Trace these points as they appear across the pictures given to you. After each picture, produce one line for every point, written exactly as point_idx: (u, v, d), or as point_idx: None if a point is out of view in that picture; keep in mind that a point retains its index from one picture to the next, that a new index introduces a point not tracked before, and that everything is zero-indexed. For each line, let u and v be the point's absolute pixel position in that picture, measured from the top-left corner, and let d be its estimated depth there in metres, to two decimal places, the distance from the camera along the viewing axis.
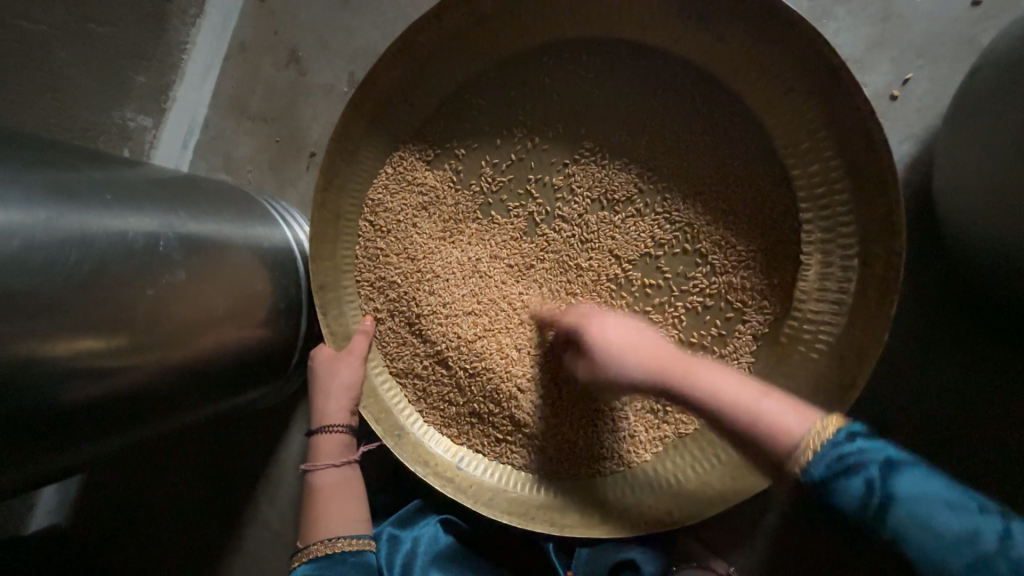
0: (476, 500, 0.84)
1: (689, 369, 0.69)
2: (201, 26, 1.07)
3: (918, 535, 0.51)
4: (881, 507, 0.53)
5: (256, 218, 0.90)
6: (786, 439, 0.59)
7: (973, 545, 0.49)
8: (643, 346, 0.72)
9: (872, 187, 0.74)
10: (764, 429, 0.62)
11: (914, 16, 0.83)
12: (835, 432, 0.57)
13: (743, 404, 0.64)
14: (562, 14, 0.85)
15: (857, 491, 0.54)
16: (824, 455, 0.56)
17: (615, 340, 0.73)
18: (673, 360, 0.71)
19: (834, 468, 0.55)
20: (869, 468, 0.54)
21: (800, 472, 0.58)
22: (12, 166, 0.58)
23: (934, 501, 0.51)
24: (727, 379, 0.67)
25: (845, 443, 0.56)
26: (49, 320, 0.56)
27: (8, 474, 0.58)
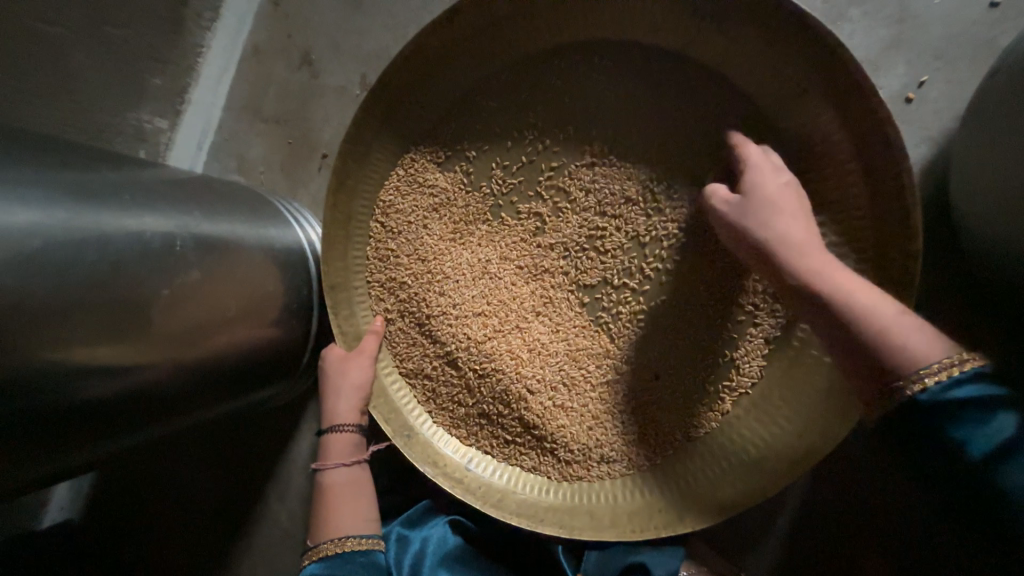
0: (484, 502, 0.84)
1: (823, 261, 0.68)
2: (216, 29, 1.10)
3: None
4: (1002, 451, 0.51)
5: (269, 219, 0.91)
6: (900, 356, 0.57)
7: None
8: (792, 223, 0.71)
9: (887, 190, 0.73)
10: (878, 335, 0.60)
11: (930, 18, 0.82)
12: (973, 371, 0.54)
13: (870, 306, 0.62)
14: (574, 17, 0.85)
15: (981, 431, 0.52)
16: (953, 385, 0.54)
17: (758, 203, 0.73)
18: (809, 247, 0.69)
19: (960, 404, 0.53)
20: (997, 415, 0.53)
21: (918, 390, 0.55)
22: (33, 167, 0.59)
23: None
24: (868, 290, 0.63)
25: (983, 383, 0.54)
26: (67, 319, 0.57)
27: (25, 470, 0.59)
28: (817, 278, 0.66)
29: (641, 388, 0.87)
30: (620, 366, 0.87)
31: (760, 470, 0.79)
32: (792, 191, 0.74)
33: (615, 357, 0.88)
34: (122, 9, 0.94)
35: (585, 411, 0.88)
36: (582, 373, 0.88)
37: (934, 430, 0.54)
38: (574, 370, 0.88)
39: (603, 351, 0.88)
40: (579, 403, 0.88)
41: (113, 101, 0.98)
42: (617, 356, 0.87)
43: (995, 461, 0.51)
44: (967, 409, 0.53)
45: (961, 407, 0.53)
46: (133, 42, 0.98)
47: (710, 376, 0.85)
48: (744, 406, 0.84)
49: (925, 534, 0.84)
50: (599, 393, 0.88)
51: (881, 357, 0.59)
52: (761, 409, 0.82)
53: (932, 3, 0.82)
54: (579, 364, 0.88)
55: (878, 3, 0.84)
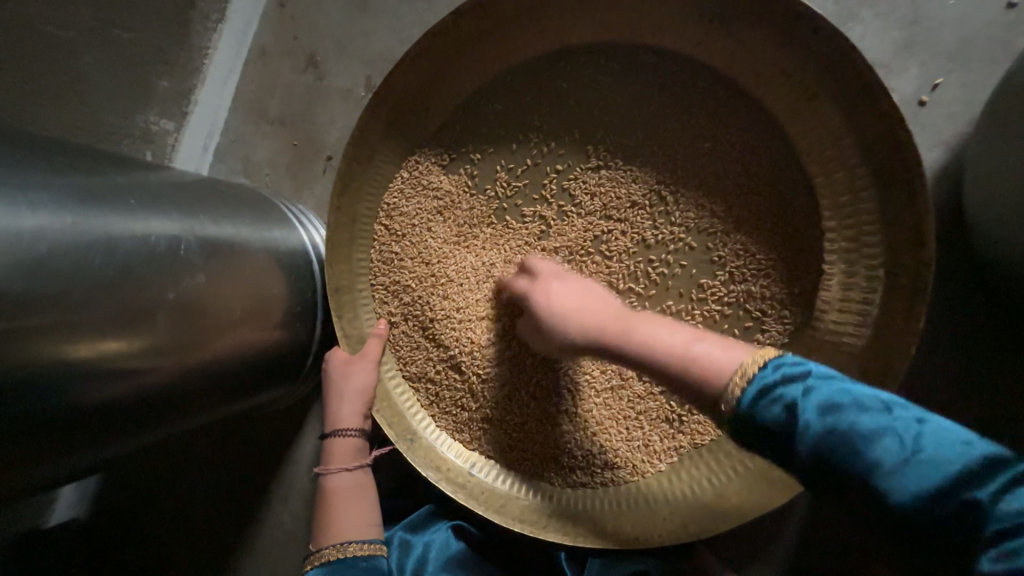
0: (487, 508, 0.84)
1: (630, 322, 0.70)
2: (222, 31, 1.08)
3: (847, 456, 0.46)
4: (814, 430, 0.48)
5: (274, 222, 0.91)
6: (712, 377, 0.57)
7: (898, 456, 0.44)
8: (591, 308, 0.74)
9: (900, 195, 0.72)
10: (689, 366, 0.60)
11: (945, 19, 0.81)
12: (759, 365, 0.55)
13: (671, 349, 0.63)
14: (580, 19, 0.84)
15: (781, 415, 0.51)
16: (753, 388, 0.53)
17: (561, 304, 0.75)
18: (616, 320, 0.71)
19: (768, 398, 0.52)
20: (795, 390, 0.51)
21: (733, 404, 0.54)
22: (41, 171, 0.59)
23: (895, 418, 0.47)
24: (663, 331, 0.66)
25: (766, 372, 0.54)
26: (74, 323, 0.57)
27: (33, 472, 0.59)
28: (626, 340, 0.68)
29: (646, 395, 0.86)
30: (625, 372, 0.87)
31: (767, 480, 0.77)
32: (586, 287, 0.79)
33: (620, 362, 0.87)
34: (131, 11, 0.98)
35: (589, 418, 0.87)
36: (586, 378, 0.88)
37: (761, 437, 0.52)
38: (579, 376, 0.88)
39: (608, 357, 0.87)
40: (583, 409, 0.87)
41: (120, 103, 0.99)
42: (622, 362, 0.87)
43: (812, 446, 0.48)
44: (750, 397, 0.53)
45: (754, 402, 0.53)
46: (140, 43, 1.00)
47: None
48: None
49: None
50: (603, 400, 0.87)
51: (693, 381, 0.59)
52: None
53: (946, 4, 0.81)
54: (584, 370, 0.88)
55: (892, 4, 0.82)
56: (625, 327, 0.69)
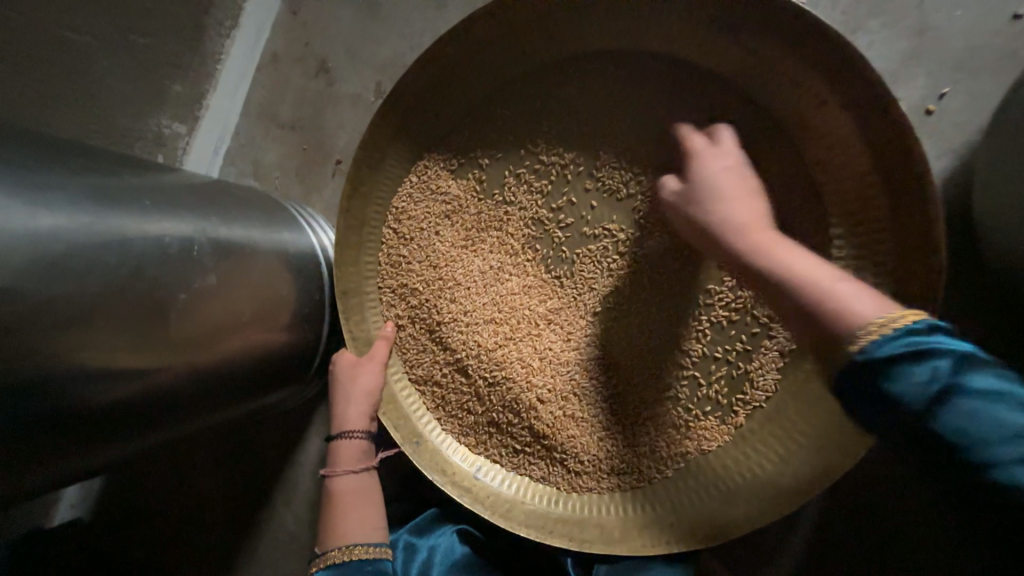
0: (492, 512, 0.84)
1: (770, 238, 0.66)
2: (236, 37, 1.11)
3: (966, 431, 0.47)
4: (932, 400, 0.48)
5: (284, 224, 0.92)
6: (846, 317, 0.55)
7: (1018, 439, 0.46)
8: (745, 209, 0.70)
9: (910, 202, 0.72)
10: (826, 301, 0.57)
11: (951, 30, 0.81)
12: (911, 321, 0.52)
13: (814, 278, 0.59)
14: (591, 27, 0.85)
15: (927, 378, 0.49)
16: (894, 340, 0.51)
17: (720, 187, 0.72)
18: (763, 230, 0.68)
19: (913, 356, 0.50)
20: (941, 365, 0.49)
21: (858, 349, 0.53)
22: (58, 172, 0.60)
23: (1017, 401, 0.47)
24: (805, 259, 0.62)
25: (920, 334, 0.51)
26: (87, 322, 0.58)
27: (41, 471, 0.59)
28: (761, 255, 0.65)
29: (653, 400, 0.86)
30: (632, 377, 0.87)
31: (775, 487, 0.77)
32: (740, 174, 0.74)
33: (627, 367, 0.87)
34: (148, 18, 0.99)
35: (596, 422, 0.87)
36: (593, 383, 0.88)
37: (870, 387, 0.52)
38: (586, 381, 0.88)
39: (615, 362, 0.88)
40: (589, 414, 0.87)
41: (133, 107, 1.00)
42: (629, 368, 0.87)
43: (930, 410, 0.48)
44: (904, 353, 0.50)
45: (900, 358, 0.50)
46: (155, 49, 1.01)
47: (722, 389, 0.84)
48: (758, 420, 0.82)
49: (945, 556, 0.82)
50: (610, 405, 0.87)
51: (827, 317, 0.56)
52: (777, 423, 0.81)
53: (953, 15, 0.81)
54: (591, 374, 0.88)
55: (899, 14, 0.83)
56: (765, 240, 0.66)
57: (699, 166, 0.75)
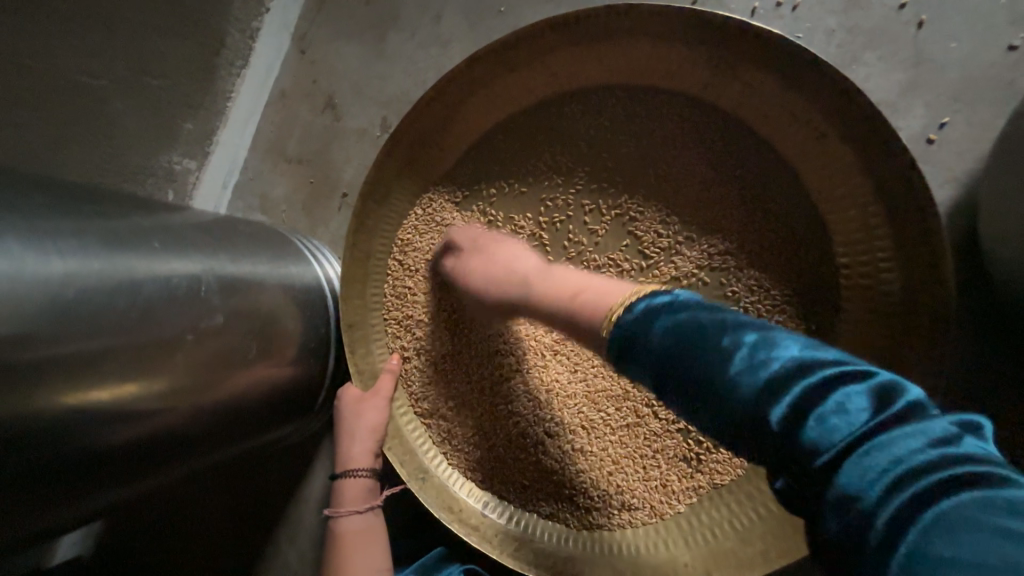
0: (501, 553, 0.81)
1: (546, 271, 0.76)
2: (245, 76, 1.14)
3: (684, 362, 0.51)
4: (671, 348, 0.52)
5: (290, 258, 0.93)
6: (591, 309, 0.61)
7: (733, 367, 0.48)
8: (517, 259, 0.81)
9: (915, 232, 0.72)
10: (582, 296, 0.65)
11: (947, 61, 0.83)
12: (638, 300, 0.58)
13: (570, 290, 0.68)
14: (589, 65, 0.87)
15: (660, 335, 0.53)
16: (636, 317, 0.56)
17: (475, 265, 0.84)
18: (536, 272, 0.77)
19: (650, 316, 0.56)
20: (657, 325, 0.54)
21: (612, 329, 0.58)
22: (73, 218, 0.61)
23: (737, 340, 0.50)
24: (577, 274, 0.72)
25: (644, 308, 0.57)
26: (95, 367, 0.57)
27: (44, 521, 0.58)
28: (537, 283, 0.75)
29: (662, 433, 0.85)
30: (641, 409, 0.86)
31: (792, 524, 0.74)
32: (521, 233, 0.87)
33: (635, 399, 0.86)
34: (160, 60, 1.01)
35: (605, 456, 0.86)
36: (601, 416, 0.87)
37: (639, 355, 0.55)
38: (594, 413, 0.87)
39: (623, 394, 0.87)
40: (598, 448, 0.86)
41: (146, 146, 1.02)
42: (637, 400, 0.86)
43: (657, 354, 0.53)
44: (662, 316, 0.55)
45: (638, 325, 0.55)
46: (168, 90, 1.03)
47: None
48: None
49: None
50: (618, 438, 0.86)
51: (579, 313, 0.64)
52: None
53: (949, 46, 0.83)
54: (598, 407, 0.87)
55: (895, 46, 0.84)
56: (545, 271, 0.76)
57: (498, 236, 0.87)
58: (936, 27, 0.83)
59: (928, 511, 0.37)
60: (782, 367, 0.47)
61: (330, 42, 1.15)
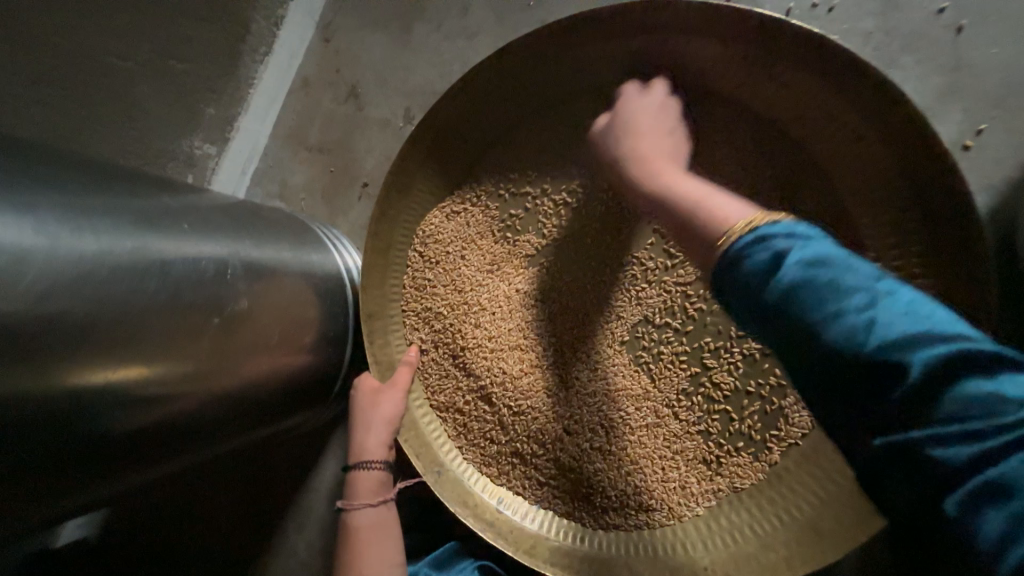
0: (516, 549, 0.81)
1: (669, 168, 0.72)
2: (268, 64, 1.12)
3: (813, 302, 0.45)
4: (799, 278, 0.46)
5: (311, 245, 0.93)
6: (717, 225, 0.56)
7: (871, 320, 0.43)
8: (648, 148, 0.76)
9: (952, 239, 0.72)
10: (700, 212, 0.60)
11: (986, 67, 0.82)
12: (767, 222, 0.51)
13: (690, 200, 0.63)
14: (621, 61, 0.86)
15: (774, 263, 0.48)
16: (753, 238, 0.51)
17: (630, 123, 0.78)
18: (660, 163, 0.73)
19: (762, 244, 0.50)
20: (780, 246, 0.49)
21: (728, 245, 0.52)
22: (104, 196, 0.61)
23: (882, 294, 0.44)
24: (694, 185, 0.67)
25: (776, 231, 0.50)
26: (125, 348, 0.57)
27: (65, 502, 0.57)
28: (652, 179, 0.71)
29: (682, 434, 0.84)
30: (662, 410, 0.85)
31: (816, 532, 0.74)
32: (666, 115, 0.81)
33: (655, 399, 0.85)
34: (186, 44, 1.01)
35: (624, 456, 0.85)
36: (620, 415, 0.86)
37: (741, 277, 0.50)
38: (613, 412, 0.86)
39: (643, 394, 0.86)
40: (616, 447, 0.85)
41: (168, 129, 1.02)
42: (657, 400, 0.85)
43: (780, 283, 0.46)
44: (787, 237, 0.49)
45: (761, 237, 0.50)
46: (192, 74, 1.03)
47: (755, 424, 0.81)
48: (794, 458, 0.79)
49: None
50: (637, 438, 0.85)
51: (692, 223, 0.60)
52: (813, 463, 0.78)
53: (989, 52, 0.82)
54: (618, 405, 0.86)
55: (933, 51, 0.83)
56: (658, 171, 0.72)
57: (617, 128, 0.79)
58: (976, 32, 0.82)
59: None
60: (933, 333, 0.41)
61: (356, 30, 1.14)
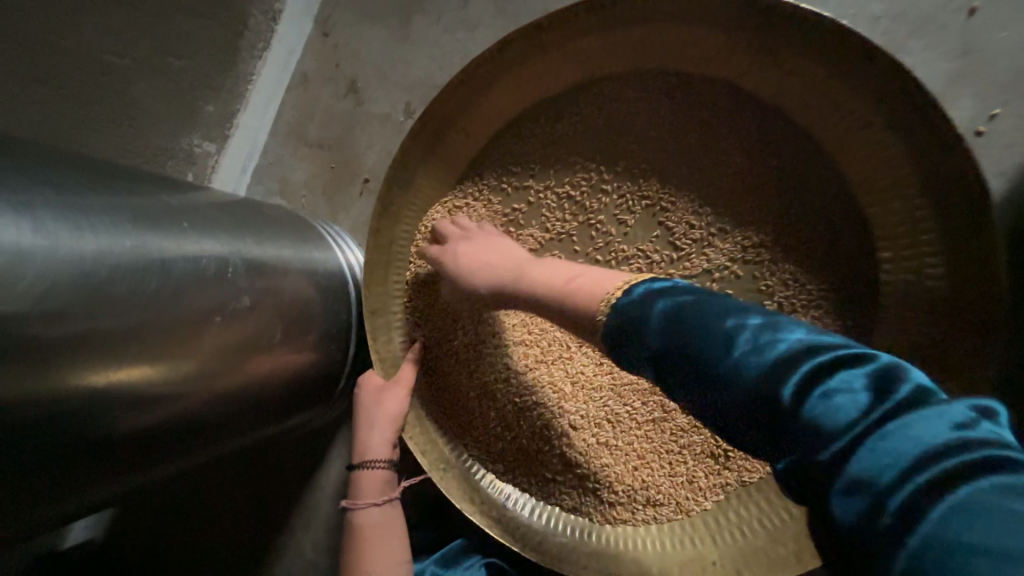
0: (524, 545, 0.81)
1: (528, 264, 0.77)
2: (267, 60, 1.12)
3: (698, 343, 0.50)
4: (676, 321, 0.53)
5: (312, 243, 0.92)
6: (584, 302, 0.63)
7: (752, 345, 0.48)
8: (494, 260, 0.81)
9: (965, 228, 0.70)
10: (571, 291, 0.67)
11: (999, 50, 0.80)
12: (634, 284, 0.61)
13: (560, 280, 0.70)
14: (624, 51, 0.85)
15: (640, 317, 0.56)
16: (624, 302, 0.59)
17: (467, 253, 0.83)
18: (513, 264, 0.79)
19: (640, 303, 0.57)
20: (657, 305, 0.56)
21: (607, 317, 0.60)
22: (102, 195, 0.60)
23: (738, 331, 0.49)
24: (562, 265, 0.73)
25: (642, 293, 0.59)
26: (126, 347, 0.56)
27: (70, 503, 0.57)
28: (517, 282, 0.76)
29: (689, 428, 0.83)
30: (668, 404, 0.84)
31: None
32: (491, 242, 0.85)
33: (661, 393, 0.85)
34: (182, 40, 0.99)
35: (630, 450, 0.84)
36: (626, 410, 0.85)
37: (644, 333, 0.55)
38: (619, 407, 0.85)
39: (649, 388, 0.85)
40: (623, 442, 0.84)
41: (167, 127, 1.01)
42: (664, 394, 0.85)
43: (659, 332, 0.53)
44: (655, 298, 0.57)
45: (628, 301, 0.59)
46: (190, 71, 1.02)
47: None
48: None
49: None
50: (644, 432, 0.85)
51: (573, 315, 0.65)
52: None
53: (1001, 35, 0.80)
54: (624, 400, 0.85)
55: (943, 34, 0.81)
56: (520, 269, 0.77)
57: (479, 240, 0.85)
58: (988, 15, 0.80)
59: (935, 503, 0.36)
60: (805, 349, 0.47)
61: (355, 24, 1.13)
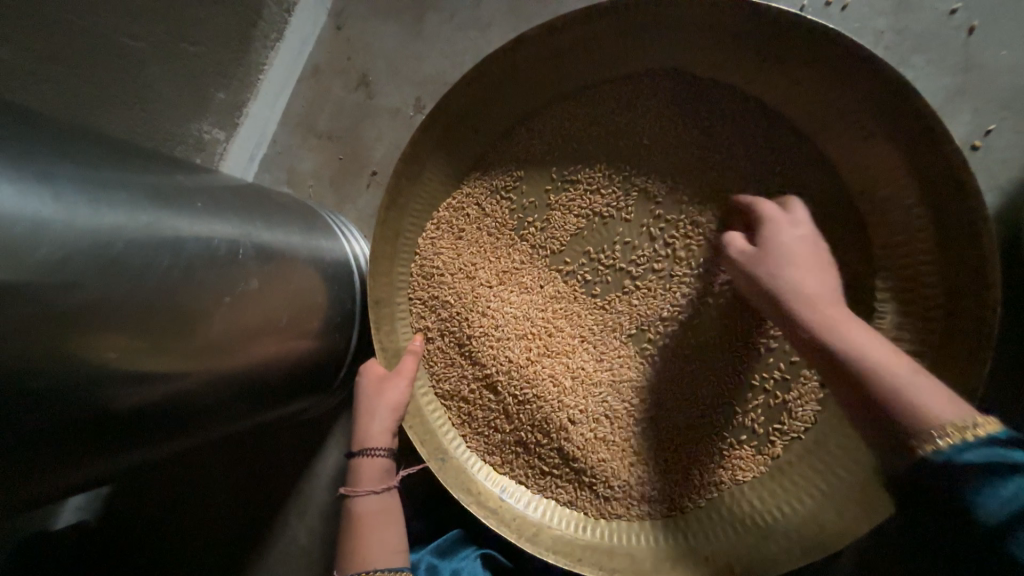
0: (519, 536, 0.82)
1: (842, 316, 0.66)
2: (279, 50, 1.13)
3: None
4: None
5: (320, 231, 0.93)
6: (917, 414, 0.57)
7: None
8: (812, 283, 0.69)
9: (961, 238, 0.73)
10: (904, 397, 0.58)
11: (997, 68, 0.83)
12: (983, 433, 0.53)
13: (895, 371, 0.60)
14: (635, 54, 0.87)
15: (1000, 494, 0.50)
16: (971, 445, 0.53)
17: (786, 254, 0.71)
18: (835, 309, 0.67)
19: (976, 468, 0.52)
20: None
21: (930, 451, 0.54)
22: (119, 171, 0.61)
23: None
24: (880, 344, 0.63)
25: (997, 447, 0.52)
26: (137, 322, 0.57)
27: (72, 475, 0.57)
28: (839, 336, 0.64)
29: (686, 426, 0.84)
30: (665, 402, 0.85)
31: (818, 523, 0.74)
32: (818, 252, 0.73)
33: (659, 391, 0.85)
34: (197, 26, 1.01)
35: (628, 446, 0.85)
36: (624, 407, 0.86)
37: (969, 499, 0.51)
38: (618, 403, 0.86)
39: (648, 385, 0.86)
40: (621, 438, 0.86)
41: (178, 112, 1.02)
42: (663, 392, 0.85)
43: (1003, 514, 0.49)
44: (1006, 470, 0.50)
45: (967, 468, 0.52)
46: (203, 57, 1.03)
47: (759, 418, 0.82)
48: (797, 452, 0.80)
49: None
50: (642, 430, 0.85)
51: (889, 407, 0.59)
52: (817, 456, 0.78)
53: (999, 54, 0.83)
54: (623, 398, 0.86)
55: (943, 52, 0.85)
56: (837, 322, 0.65)
57: (765, 260, 0.72)
58: (986, 35, 0.83)
59: None
60: None
61: (369, 18, 1.15)
